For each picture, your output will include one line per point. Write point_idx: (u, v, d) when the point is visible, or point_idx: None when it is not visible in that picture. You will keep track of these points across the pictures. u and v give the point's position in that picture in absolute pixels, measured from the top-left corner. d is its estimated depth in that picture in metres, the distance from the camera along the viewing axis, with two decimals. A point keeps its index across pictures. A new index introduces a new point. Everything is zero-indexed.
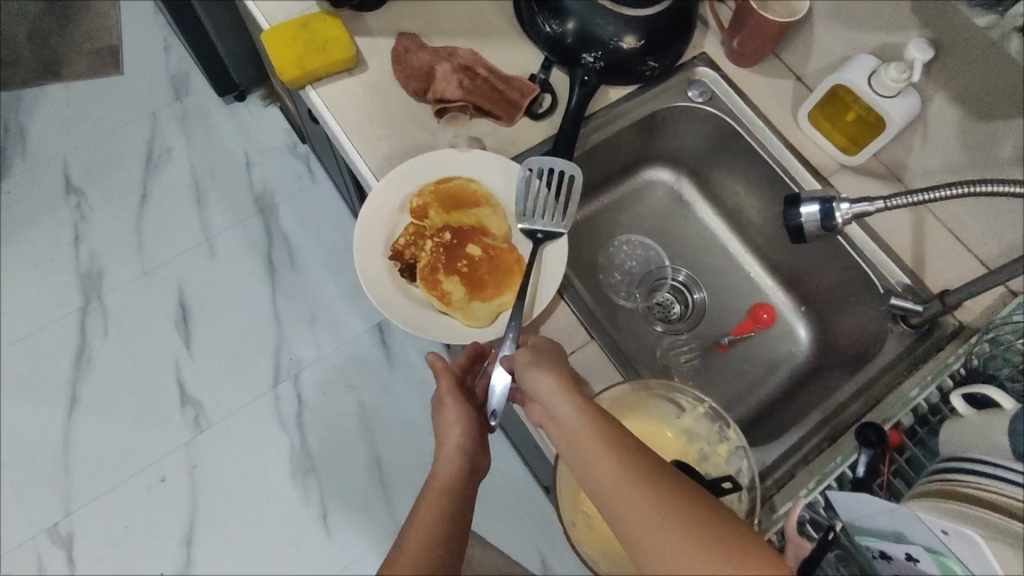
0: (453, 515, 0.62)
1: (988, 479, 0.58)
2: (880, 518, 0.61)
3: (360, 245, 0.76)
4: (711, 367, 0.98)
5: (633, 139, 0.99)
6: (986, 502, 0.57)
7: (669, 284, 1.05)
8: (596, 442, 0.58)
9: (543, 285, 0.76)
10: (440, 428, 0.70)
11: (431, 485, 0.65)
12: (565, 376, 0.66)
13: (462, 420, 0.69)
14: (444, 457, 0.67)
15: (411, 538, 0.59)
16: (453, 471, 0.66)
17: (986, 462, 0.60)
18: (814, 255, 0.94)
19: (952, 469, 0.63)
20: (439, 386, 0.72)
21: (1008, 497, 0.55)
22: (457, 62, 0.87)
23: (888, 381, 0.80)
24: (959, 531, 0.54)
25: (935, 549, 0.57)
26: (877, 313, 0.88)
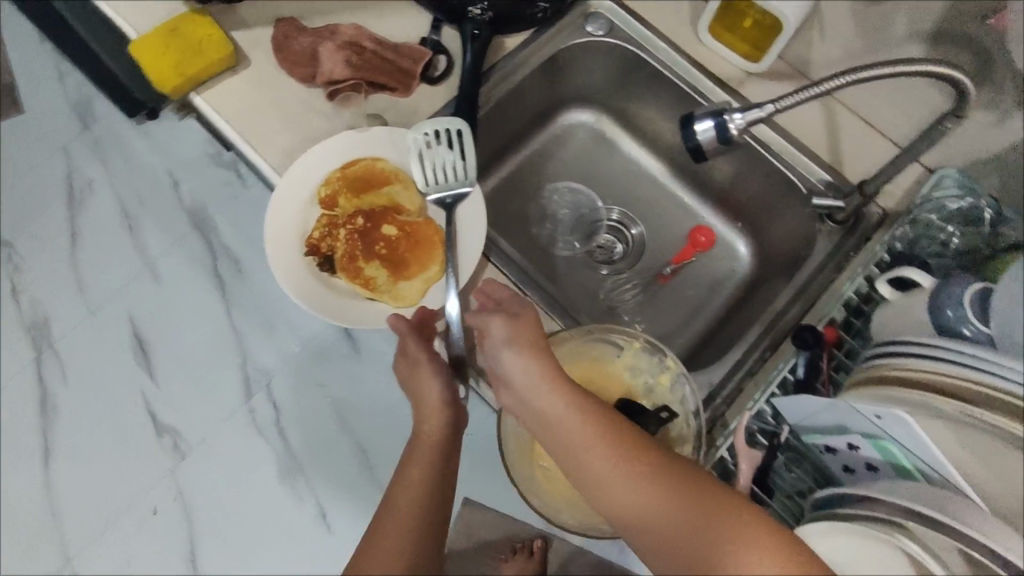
0: (439, 483, 0.67)
1: (923, 359, 0.59)
2: (822, 415, 0.63)
3: (272, 245, 0.74)
4: (656, 298, 1.00)
5: (541, 85, 0.96)
6: (920, 381, 0.58)
7: (606, 225, 1.05)
8: (582, 419, 0.62)
9: (465, 250, 0.76)
10: (416, 391, 0.71)
11: (415, 451, 0.69)
12: (538, 350, 0.66)
13: (440, 376, 0.69)
14: (426, 414, 0.69)
15: (401, 512, 0.66)
16: (439, 438, 0.69)
17: (923, 338, 0.60)
18: (737, 167, 0.94)
19: (888, 346, 0.63)
20: (404, 345, 0.70)
21: (943, 377, 0.57)
22: (341, 40, 0.83)
23: (822, 281, 0.81)
24: (894, 415, 0.56)
25: (874, 435, 0.60)
26: (804, 215, 0.88)
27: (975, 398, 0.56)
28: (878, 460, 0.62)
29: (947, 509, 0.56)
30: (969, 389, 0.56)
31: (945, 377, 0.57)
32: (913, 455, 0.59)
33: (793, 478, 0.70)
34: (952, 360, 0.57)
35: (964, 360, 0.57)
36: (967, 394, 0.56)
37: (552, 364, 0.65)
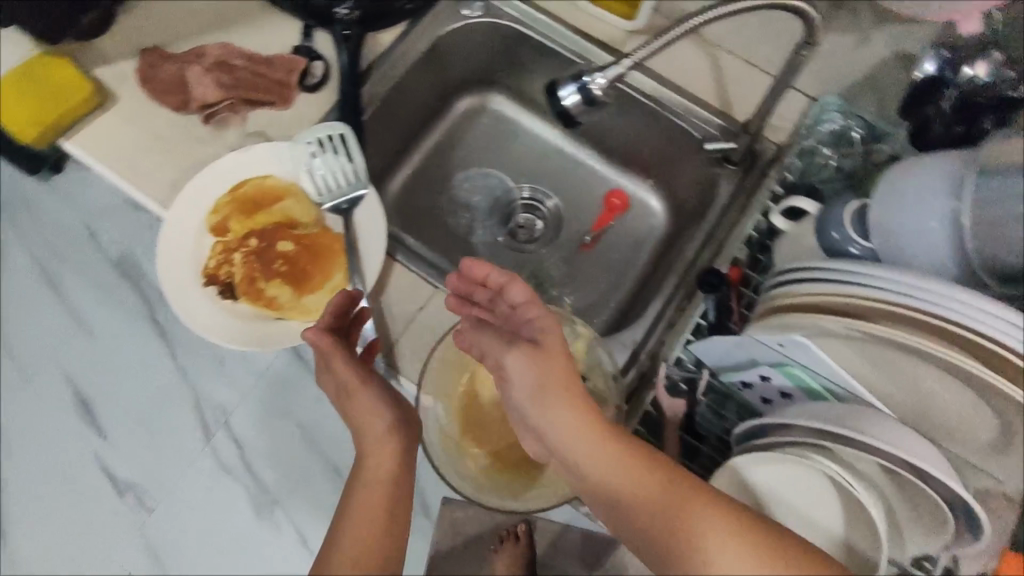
0: (393, 497, 0.57)
1: (831, 283, 0.58)
2: (734, 352, 0.64)
3: (168, 281, 0.71)
4: (580, 266, 1.01)
5: (428, 75, 0.95)
6: (829, 307, 0.58)
7: (522, 205, 1.05)
8: (587, 425, 0.53)
9: (367, 253, 0.75)
10: (356, 406, 0.65)
11: (366, 468, 0.60)
12: (551, 352, 0.56)
13: (382, 400, 0.65)
14: (371, 444, 0.62)
15: (352, 527, 0.54)
16: (392, 461, 0.60)
17: (827, 262, 0.59)
18: (634, 125, 0.96)
19: (792, 274, 0.63)
20: (329, 362, 0.67)
21: (852, 299, 0.57)
22: (209, 61, 0.81)
23: (728, 222, 0.83)
24: (791, 340, 0.59)
25: (781, 363, 0.62)
26: (704, 162, 0.90)
27: (882, 316, 0.57)
28: (789, 386, 0.64)
29: (869, 429, 0.57)
30: (878, 307, 0.56)
31: (855, 299, 0.57)
32: (818, 375, 0.61)
33: (716, 416, 0.71)
34: (830, 278, 0.59)
35: (869, 280, 0.56)
36: (875, 315, 0.57)
37: (564, 369, 0.55)
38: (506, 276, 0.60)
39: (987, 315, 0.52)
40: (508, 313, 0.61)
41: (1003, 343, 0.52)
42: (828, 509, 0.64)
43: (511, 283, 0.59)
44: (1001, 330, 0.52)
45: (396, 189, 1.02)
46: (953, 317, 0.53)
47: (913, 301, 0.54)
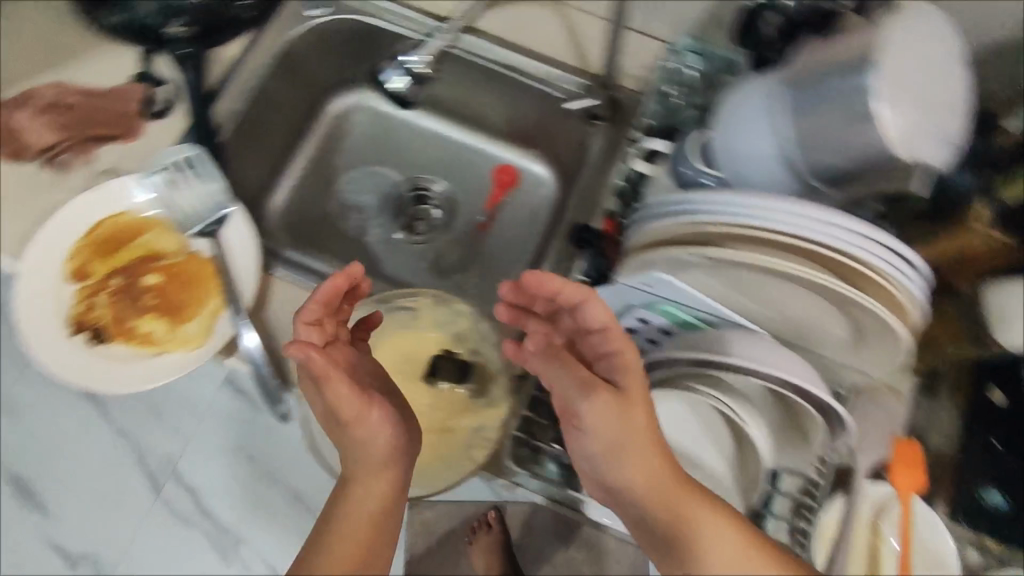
0: (386, 511, 0.54)
1: (680, 215, 0.60)
2: (610, 300, 0.67)
3: (27, 337, 0.68)
4: (479, 248, 1.01)
5: (289, 82, 0.94)
6: (683, 238, 0.61)
7: (413, 198, 1.05)
8: (662, 470, 0.53)
9: (240, 271, 0.73)
10: (353, 427, 0.56)
11: (362, 485, 0.55)
12: (631, 395, 0.54)
13: (383, 422, 0.57)
14: (368, 468, 0.55)
15: (343, 534, 0.51)
16: (392, 485, 0.55)
17: (674, 196, 0.61)
18: (503, 98, 0.97)
19: (648, 212, 0.64)
20: (319, 377, 0.56)
21: (700, 227, 0.59)
22: (42, 104, 0.79)
23: (596, 172, 0.88)
24: (653, 277, 0.62)
25: (653, 303, 0.65)
26: (575, 123, 0.91)
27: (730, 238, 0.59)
28: (667, 324, 0.67)
29: (740, 353, 0.60)
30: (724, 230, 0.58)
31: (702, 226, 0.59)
32: (686, 308, 0.64)
33: None
34: (680, 211, 0.60)
35: (710, 206, 0.58)
36: (729, 239, 0.59)
37: (643, 410, 0.54)
38: (583, 293, 0.58)
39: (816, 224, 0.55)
40: (584, 335, 0.59)
41: (835, 250, 0.56)
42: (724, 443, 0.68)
43: (587, 300, 0.57)
44: (830, 238, 0.55)
45: (283, 201, 1.01)
46: (786, 229, 0.56)
47: (750, 221, 0.57)
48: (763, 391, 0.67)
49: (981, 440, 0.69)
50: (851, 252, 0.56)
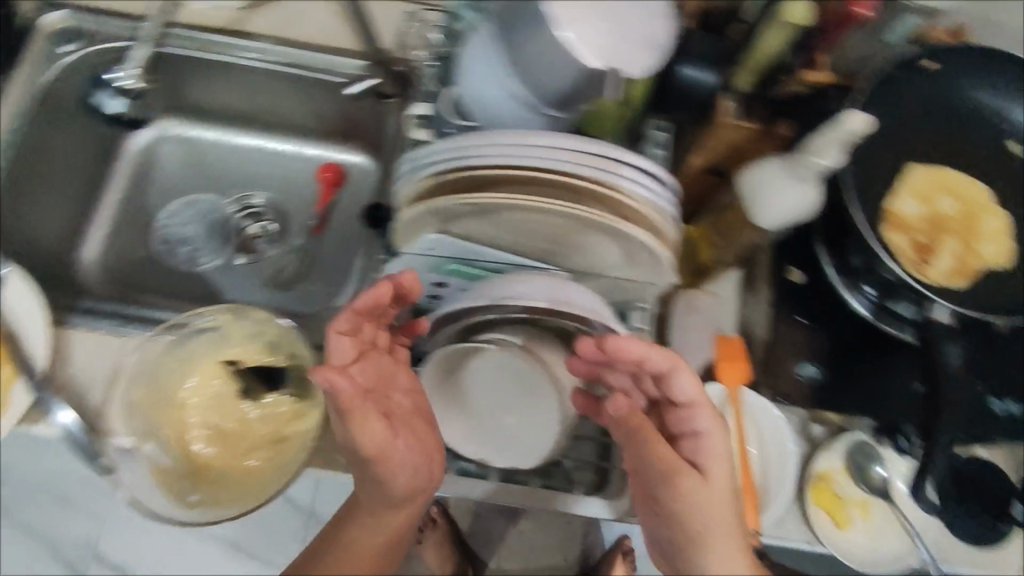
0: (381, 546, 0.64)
1: (447, 161, 0.59)
2: (398, 271, 0.67)
3: None
4: (317, 252, 1.00)
5: (64, 128, 0.89)
6: (452, 185, 0.59)
7: (239, 217, 1.01)
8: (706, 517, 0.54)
9: (24, 333, 0.69)
10: (377, 464, 0.56)
11: (356, 530, 0.63)
12: (710, 474, 0.55)
13: (399, 450, 0.57)
14: (384, 497, 0.59)
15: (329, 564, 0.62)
16: (393, 523, 0.64)
17: (439, 144, 0.60)
18: (295, 98, 0.94)
19: (404, 167, 0.63)
20: (342, 411, 0.52)
21: (448, 177, 0.59)
22: None
23: (395, 143, 0.89)
24: (428, 241, 0.64)
25: (437, 264, 0.66)
26: (370, 105, 0.92)
27: (498, 181, 0.59)
28: (460, 283, 0.68)
29: (529, 292, 0.60)
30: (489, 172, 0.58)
31: (469, 171, 0.58)
32: (466, 260, 0.66)
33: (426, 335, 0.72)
34: (427, 166, 0.61)
35: (473, 149, 0.58)
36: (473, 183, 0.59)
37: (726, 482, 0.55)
38: (669, 360, 0.54)
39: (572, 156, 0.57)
40: (669, 406, 0.58)
41: (597, 179, 0.57)
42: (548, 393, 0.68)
43: (676, 368, 0.54)
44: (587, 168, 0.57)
45: (94, 254, 0.95)
46: (545, 164, 0.57)
47: (511, 159, 0.57)
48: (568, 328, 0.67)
49: (786, 318, 0.73)
50: (611, 180, 0.57)
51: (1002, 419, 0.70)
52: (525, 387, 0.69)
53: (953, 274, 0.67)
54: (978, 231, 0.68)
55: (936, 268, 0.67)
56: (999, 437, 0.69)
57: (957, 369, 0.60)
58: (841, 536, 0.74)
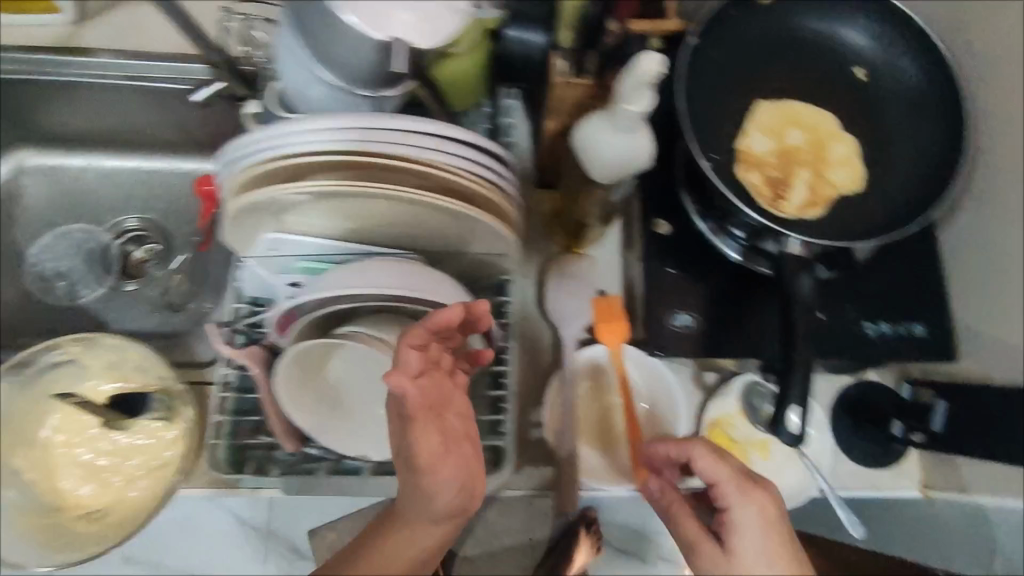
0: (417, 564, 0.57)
1: (267, 150, 0.56)
2: (252, 272, 0.66)
3: None
4: (201, 267, 0.95)
5: None
6: (277, 176, 0.57)
7: (117, 243, 0.97)
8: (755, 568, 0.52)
9: None
10: (422, 475, 0.53)
11: (403, 538, 0.56)
12: (732, 544, 0.53)
13: (454, 474, 0.53)
14: (419, 520, 0.56)
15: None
16: (435, 534, 0.57)
17: (254, 132, 0.56)
18: (149, 111, 0.91)
19: (231, 149, 0.58)
20: (411, 416, 0.52)
21: (286, 163, 0.56)
22: None
23: None
24: (272, 239, 0.63)
25: (294, 266, 0.65)
26: (223, 108, 0.88)
27: (329, 169, 0.58)
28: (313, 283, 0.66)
29: (384, 281, 0.60)
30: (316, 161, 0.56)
31: (294, 160, 0.56)
32: (319, 257, 0.65)
33: None
34: (260, 147, 0.56)
35: (293, 136, 0.56)
36: (313, 167, 0.57)
37: (776, 538, 0.52)
38: (681, 447, 0.56)
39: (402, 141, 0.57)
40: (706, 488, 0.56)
41: (433, 161, 0.58)
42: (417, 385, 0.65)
43: (691, 450, 0.55)
44: (420, 152, 0.57)
45: None
46: (375, 149, 0.57)
47: (338, 145, 0.56)
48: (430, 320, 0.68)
49: (659, 270, 0.72)
50: (445, 161, 0.58)
51: (874, 339, 0.71)
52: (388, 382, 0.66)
53: (806, 205, 0.67)
54: (828, 159, 0.68)
55: (790, 203, 0.67)
56: (873, 358, 0.71)
57: (808, 298, 0.61)
58: None
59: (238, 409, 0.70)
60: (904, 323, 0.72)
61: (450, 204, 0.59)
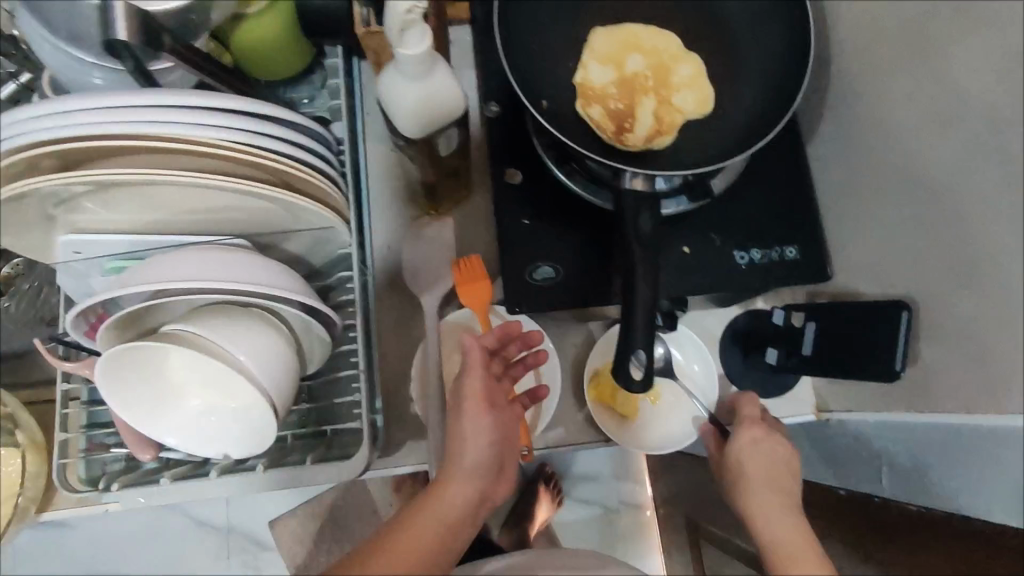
0: (450, 528, 0.58)
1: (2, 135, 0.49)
2: (72, 278, 0.62)
3: None
4: None
5: None
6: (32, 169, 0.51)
7: None
8: (748, 472, 0.58)
9: None
10: (463, 421, 0.62)
11: (445, 494, 0.59)
12: (785, 465, 0.59)
13: (487, 428, 0.62)
14: (462, 474, 0.60)
15: (398, 551, 0.55)
16: (469, 494, 0.60)
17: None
18: None
19: None
20: (465, 366, 0.64)
21: (44, 148, 0.50)
22: None
23: None
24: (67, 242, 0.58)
25: (106, 268, 0.61)
26: None
27: (93, 155, 0.52)
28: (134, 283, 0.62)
29: (200, 273, 0.57)
30: (68, 145, 0.50)
31: (40, 146, 0.50)
32: (125, 256, 0.61)
33: None
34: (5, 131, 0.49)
35: (30, 121, 0.49)
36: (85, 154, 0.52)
37: (766, 462, 0.59)
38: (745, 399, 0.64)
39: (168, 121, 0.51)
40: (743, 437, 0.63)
41: (219, 143, 0.53)
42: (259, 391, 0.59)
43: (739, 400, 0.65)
44: (191, 133, 0.51)
45: None
46: (131, 130, 0.50)
47: (83, 129, 0.49)
48: (276, 311, 0.64)
49: (513, 223, 0.68)
50: (226, 140, 0.53)
51: (745, 269, 0.67)
52: (230, 384, 0.62)
53: (652, 135, 0.63)
54: (671, 83, 0.64)
55: (635, 133, 0.63)
56: (745, 287, 0.66)
57: (647, 236, 0.58)
58: (630, 426, 0.74)
59: (92, 421, 0.69)
60: (776, 248, 0.68)
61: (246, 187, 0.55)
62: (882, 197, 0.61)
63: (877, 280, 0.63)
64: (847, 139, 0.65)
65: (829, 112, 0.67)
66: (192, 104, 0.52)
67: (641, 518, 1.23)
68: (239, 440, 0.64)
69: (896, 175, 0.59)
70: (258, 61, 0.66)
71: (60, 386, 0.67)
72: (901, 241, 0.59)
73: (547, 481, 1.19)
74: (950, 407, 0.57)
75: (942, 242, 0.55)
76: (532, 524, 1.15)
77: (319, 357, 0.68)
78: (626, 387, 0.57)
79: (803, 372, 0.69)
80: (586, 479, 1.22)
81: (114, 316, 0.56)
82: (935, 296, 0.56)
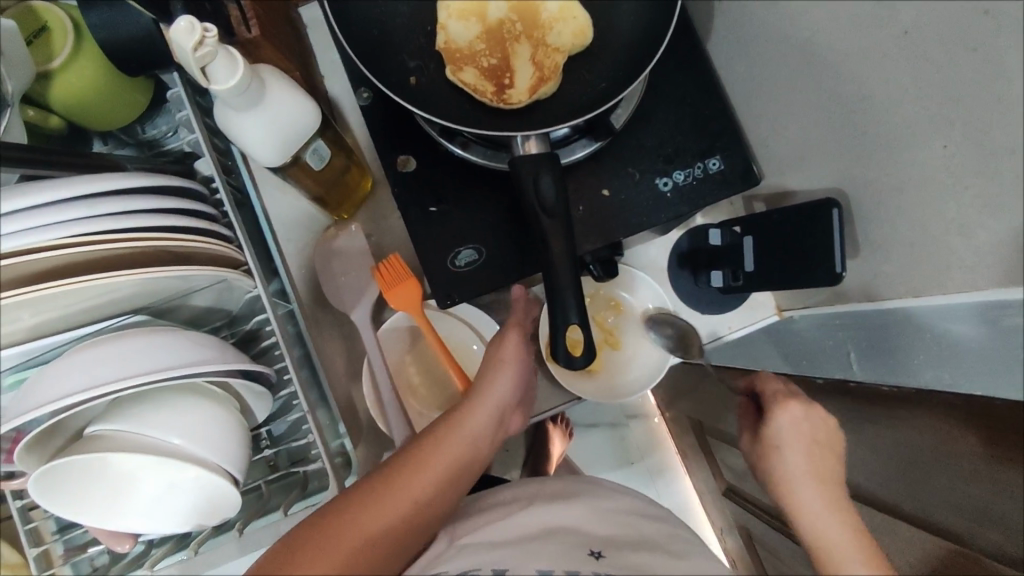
0: (472, 450, 0.58)
1: None
2: None
3: None
4: None
5: None
6: None
7: None
8: (781, 456, 0.56)
9: None
10: (496, 350, 0.64)
11: (474, 413, 0.59)
12: (816, 436, 0.56)
13: (519, 362, 0.64)
14: (490, 397, 0.61)
15: (426, 467, 0.54)
16: (493, 418, 0.61)
17: None
18: None
19: None
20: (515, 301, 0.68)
21: None
22: None
23: None
24: None
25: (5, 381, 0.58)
26: None
27: None
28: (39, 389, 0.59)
29: (90, 377, 0.51)
30: None
31: None
32: (16, 368, 0.57)
33: None
34: None
35: None
36: None
37: (803, 445, 0.56)
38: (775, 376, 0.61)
39: (51, 224, 0.45)
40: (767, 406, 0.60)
41: (47, 242, 0.45)
42: (208, 465, 0.56)
43: (755, 379, 0.62)
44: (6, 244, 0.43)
45: None
46: None
47: None
48: (206, 384, 0.60)
49: (419, 213, 0.63)
50: (52, 240, 0.45)
51: (671, 195, 0.63)
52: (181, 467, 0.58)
53: (537, 85, 0.57)
54: (542, 21, 0.57)
55: (518, 88, 0.57)
56: (674, 215, 0.62)
57: (552, 201, 0.52)
58: (592, 380, 0.75)
59: (62, 524, 0.64)
60: (698, 164, 0.62)
61: (106, 280, 0.48)
62: (784, 87, 0.57)
63: (805, 173, 0.60)
64: (741, 34, 0.60)
65: (720, 7, 0.62)
66: (40, 205, 0.45)
67: (652, 426, 1.24)
68: (215, 507, 0.60)
69: (790, 67, 0.55)
70: (89, 115, 0.59)
71: (13, 505, 0.60)
72: (811, 130, 0.56)
73: (554, 419, 1.17)
74: (890, 286, 0.56)
75: (854, 126, 0.51)
76: (551, 459, 1.14)
77: (265, 406, 0.65)
78: (569, 365, 0.56)
79: (749, 289, 0.69)
80: (587, 408, 1.24)
81: (26, 437, 0.52)
82: (864, 180, 0.53)
